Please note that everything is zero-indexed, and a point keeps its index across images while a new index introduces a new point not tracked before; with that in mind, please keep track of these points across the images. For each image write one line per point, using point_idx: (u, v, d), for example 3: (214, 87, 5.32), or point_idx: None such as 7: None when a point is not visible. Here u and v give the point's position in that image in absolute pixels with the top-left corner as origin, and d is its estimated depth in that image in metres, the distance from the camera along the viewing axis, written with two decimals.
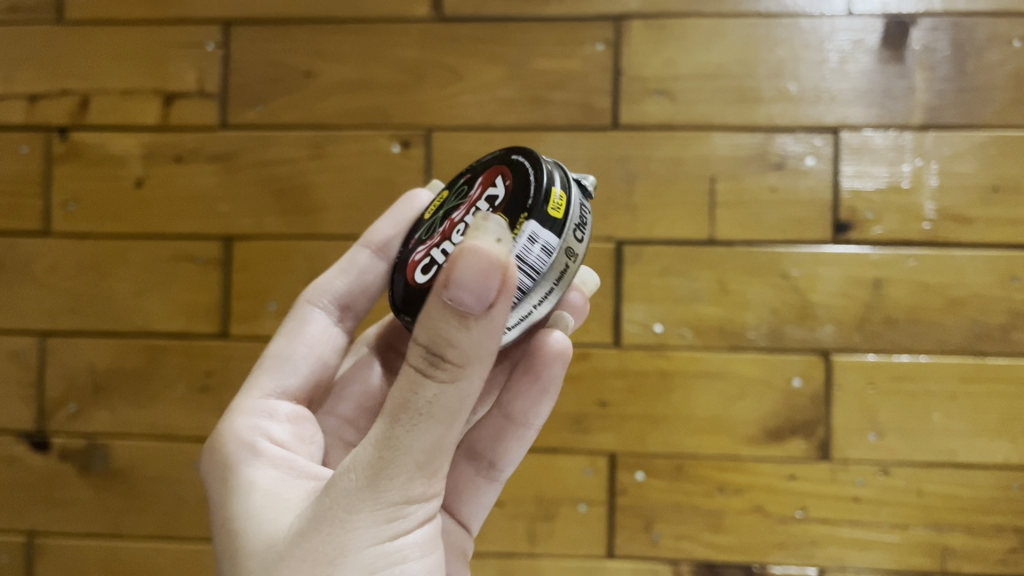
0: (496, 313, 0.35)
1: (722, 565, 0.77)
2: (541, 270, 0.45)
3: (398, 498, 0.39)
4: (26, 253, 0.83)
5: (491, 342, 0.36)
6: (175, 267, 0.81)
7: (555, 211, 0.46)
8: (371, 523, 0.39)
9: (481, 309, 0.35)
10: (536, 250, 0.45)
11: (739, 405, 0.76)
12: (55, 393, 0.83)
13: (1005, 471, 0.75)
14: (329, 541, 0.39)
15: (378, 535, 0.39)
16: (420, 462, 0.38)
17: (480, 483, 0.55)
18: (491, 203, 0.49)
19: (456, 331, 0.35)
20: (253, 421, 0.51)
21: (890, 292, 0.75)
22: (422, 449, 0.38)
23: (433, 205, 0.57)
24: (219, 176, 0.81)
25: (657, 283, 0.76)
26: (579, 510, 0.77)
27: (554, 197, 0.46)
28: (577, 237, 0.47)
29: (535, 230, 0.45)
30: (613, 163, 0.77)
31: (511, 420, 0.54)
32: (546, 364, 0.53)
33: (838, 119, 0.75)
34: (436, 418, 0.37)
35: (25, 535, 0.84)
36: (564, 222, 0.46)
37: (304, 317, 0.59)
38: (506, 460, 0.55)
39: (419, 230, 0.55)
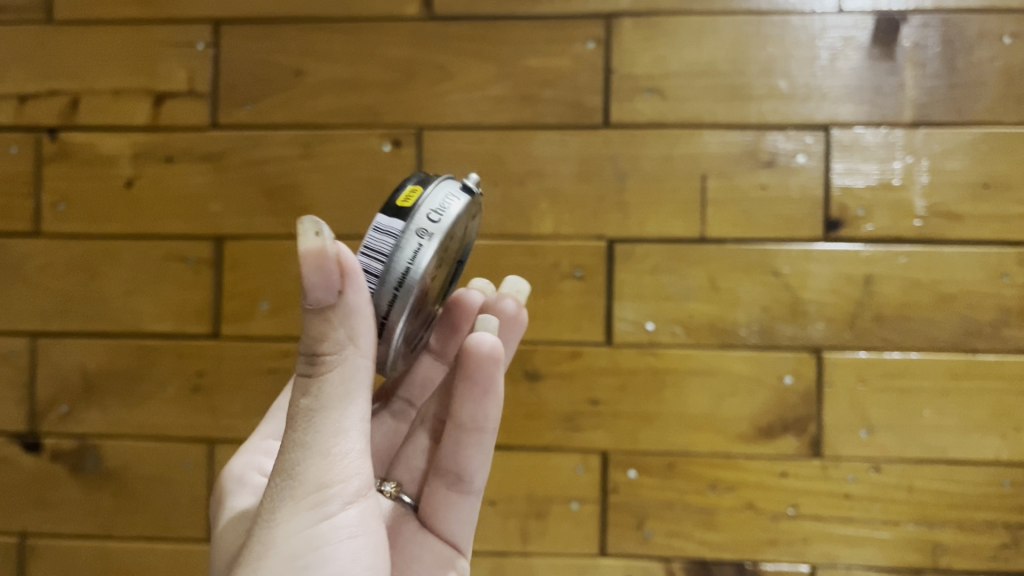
0: (348, 297, 0.41)
1: (714, 562, 0.77)
2: (384, 254, 0.45)
3: (311, 485, 0.42)
4: (16, 253, 0.83)
5: (359, 327, 0.41)
6: (166, 268, 0.81)
7: (402, 201, 0.46)
8: (291, 515, 0.42)
9: (332, 297, 0.40)
10: (378, 236, 0.45)
11: (730, 403, 0.76)
12: (47, 394, 0.83)
13: (995, 467, 0.75)
14: (256, 542, 0.42)
15: (301, 521, 0.42)
16: (323, 450, 0.42)
17: (455, 499, 0.56)
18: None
19: (320, 323, 0.41)
20: (248, 457, 0.57)
21: (881, 289, 0.75)
22: (323, 438, 0.42)
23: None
24: (209, 176, 0.81)
25: (648, 281, 0.76)
26: (571, 508, 0.77)
27: (405, 191, 0.47)
28: (431, 218, 0.45)
29: (380, 221, 0.46)
30: (603, 161, 0.77)
31: (464, 428, 0.54)
32: (479, 366, 0.50)
33: (828, 116, 0.75)
34: (327, 405, 0.42)
35: (17, 536, 0.84)
36: (411, 208, 0.46)
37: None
38: (473, 471, 0.55)
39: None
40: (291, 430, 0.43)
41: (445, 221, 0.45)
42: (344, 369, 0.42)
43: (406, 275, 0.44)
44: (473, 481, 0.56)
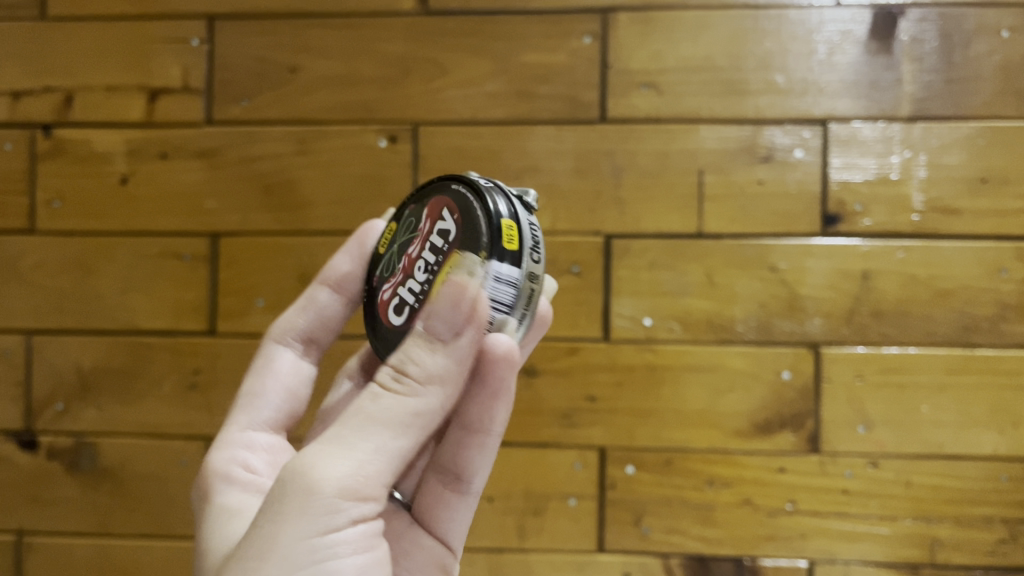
0: (463, 341, 0.42)
1: (712, 558, 0.77)
2: (508, 302, 0.45)
3: (334, 490, 0.40)
4: (11, 250, 0.82)
5: (455, 374, 0.43)
6: (162, 265, 0.81)
7: (510, 243, 0.46)
8: (303, 516, 0.40)
9: (449, 335, 0.42)
10: (498, 287, 0.45)
11: (728, 398, 0.76)
12: (43, 392, 0.82)
13: (993, 463, 0.75)
14: (261, 533, 0.40)
15: (310, 525, 0.40)
16: (355, 459, 0.41)
17: (453, 498, 0.55)
18: (444, 237, 0.49)
19: (425, 351, 0.42)
20: (229, 452, 0.53)
21: (879, 284, 0.75)
22: (361, 446, 0.41)
23: (386, 238, 0.55)
24: (204, 173, 0.80)
25: (645, 277, 0.76)
26: (569, 504, 0.77)
27: (506, 228, 0.46)
28: (535, 259, 0.47)
29: (499, 269, 0.45)
30: (600, 157, 0.76)
31: (470, 429, 0.52)
32: (496, 373, 0.48)
33: (825, 111, 0.75)
34: (384, 422, 0.41)
35: (13, 534, 0.84)
36: (520, 251, 0.46)
37: (270, 355, 0.59)
38: (472, 472, 0.54)
39: (381, 266, 0.55)
40: (336, 428, 0.42)
41: (544, 261, 0.48)
42: (421, 401, 0.42)
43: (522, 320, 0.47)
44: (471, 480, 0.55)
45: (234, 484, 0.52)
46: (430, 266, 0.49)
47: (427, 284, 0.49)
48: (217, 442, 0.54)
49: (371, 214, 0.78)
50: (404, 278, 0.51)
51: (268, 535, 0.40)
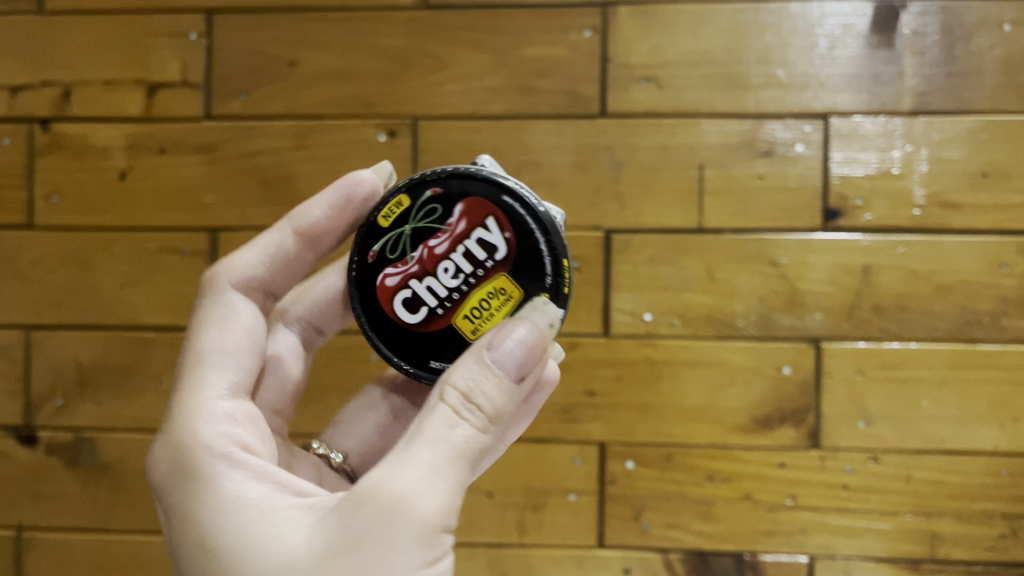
0: (526, 381, 0.44)
1: (712, 553, 0.77)
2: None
3: (438, 519, 0.41)
4: (10, 245, 0.82)
5: (511, 412, 0.45)
6: (161, 259, 0.81)
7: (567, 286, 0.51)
8: (412, 545, 0.41)
9: (517, 375, 0.44)
10: None
11: (728, 393, 0.76)
12: (42, 387, 0.82)
13: (994, 458, 0.75)
14: (370, 561, 0.40)
15: (418, 555, 0.41)
16: (450, 490, 0.42)
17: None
18: (488, 252, 0.51)
19: (494, 383, 0.43)
20: (218, 427, 0.47)
21: (880, 279, 0.75)
22: (451, 476, 0.42)
23: (390, 209, 0.52)
24: (204, 168, 0.80)
25: (645, 272, 0.76)
26: (568, 500, 0.77)
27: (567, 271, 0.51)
28: None
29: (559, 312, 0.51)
30: (599, 151, 0.76)
31: None
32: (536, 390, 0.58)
33: (826, 105, 0.75)
34: (468, 456, 0.42)
35: (13, 529, 0.83)
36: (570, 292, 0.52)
37: (230, 304, 0.53)
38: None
39: (378, 240, 0.52)
40: (420, 454, 0.42)
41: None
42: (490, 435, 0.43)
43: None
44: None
45: (241, 466, 0.45)
46: (466, 273, 0.51)
47: (457, 291, 0.51)
48: (202, 416, 0.47)
49: None
50: (419, 272, 0.51)
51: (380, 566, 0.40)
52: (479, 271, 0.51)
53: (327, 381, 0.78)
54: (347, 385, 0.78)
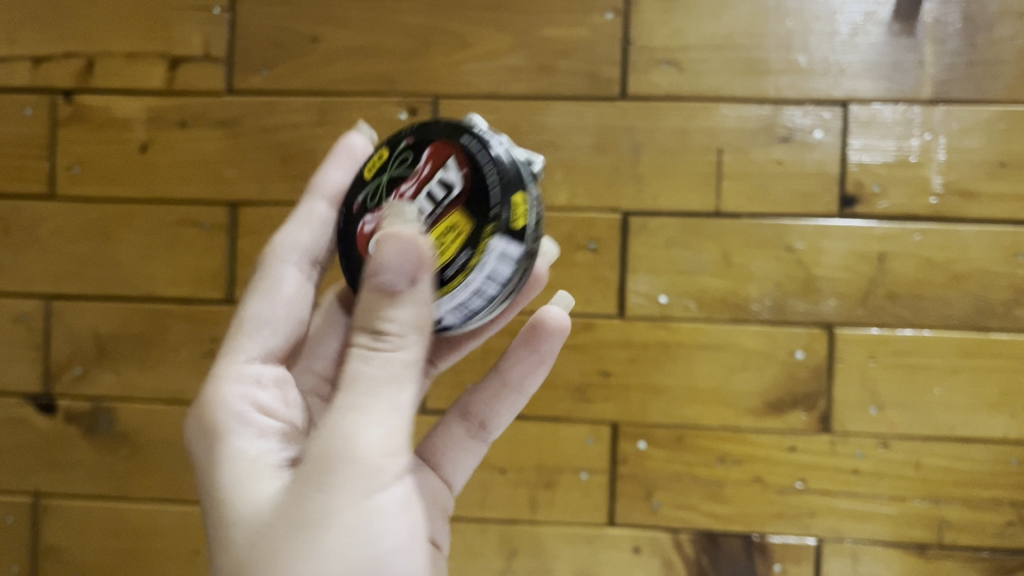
0: (421, 290, 0.42)
1: (721, 534, 0.78)
2: (502, 282, 0.46)
3: (376, 451, 0.41)
4: (32, 215, 0.83)
5: (424, 318, 0.42)
6: (180, 233, 0.81)
7: (519, 219, 0.46)
8: (359, 473, 0.41)
9: (404, 285, 0.41)
10: (499, 265, 0.46)
11: (740, 376, 0.76)
12: (62, 356, 0.83)
13: (1003, 445, 0.76)
14: (315, 500, 0.41)
15: (362, 489, 0.41)
16: (381, 418, 0.42)
17: (476, 447, 0.61)
18: (445, 193, 0.47)
19: (388, 308, 0.41)
20: (240, 388, 0.51)
21: (894, 266, 0.75)
22: (378, 403, 0.41)
23: (373, 163, 0.51)
24: (225, 142, 0.81)
25: (662, 255, 0.76)
26: (580, 478, 0.78)
27: (517, 204, 0.46)
28: (535, 232, 0.47)
29: (502, 247, 0.45)
30: (618, 134, 0.77)
31: (506, 385, 0.60)
32: (546, 338, 0.58)
33: (846, 92, 0.75)
34: (386, 379, 0.41)
35: (30, 496, 0.84)
36: (526, 229, 0.46)
37: (277, 275, 0.56)
38: (500, 423, 0.61)
39: (361, 190, 0.51)
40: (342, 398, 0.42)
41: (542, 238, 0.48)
42: (413, 353, 0.43)
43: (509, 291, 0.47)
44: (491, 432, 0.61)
45: (248, 425, 0.49)
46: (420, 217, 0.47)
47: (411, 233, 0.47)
48: (226, 377, 0.51)
49: None
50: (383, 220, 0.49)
51: (325, 531, 0.41)
52: (437, 211, 0.47)
53: None
54: None
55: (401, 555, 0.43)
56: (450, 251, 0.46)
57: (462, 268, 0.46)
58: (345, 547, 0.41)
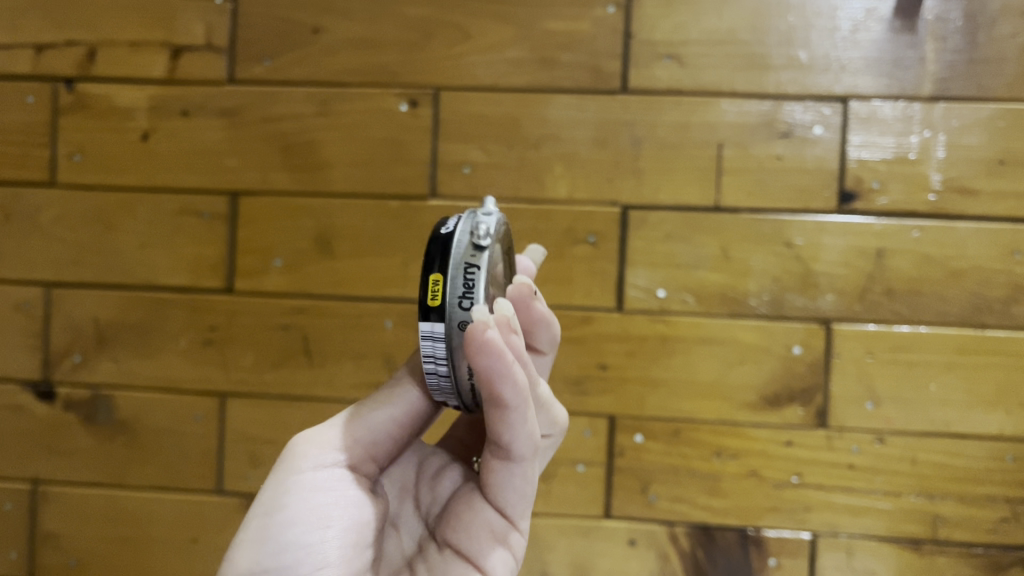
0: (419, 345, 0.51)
1: (717, 527, 0.78)
2: (445, 358, 0.44)
3: (311, 441, 0.48)
4: (33, 202, 0.83)
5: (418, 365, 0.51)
6: (181, 222, 0.82)
7: (430, 298, 0.43)
8: (288, 456, 0.48)
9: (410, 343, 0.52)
10: (432, 345, 0.44)
11: (738, 371, 0.77)
12: (61, 343, 0.83)
13: (998, 442, 0.76)
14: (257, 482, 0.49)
15: (283, 467, 0.47)
16: (336, 423, 0.49)
17: (513, 469, 0.47)
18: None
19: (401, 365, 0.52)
20: None
21: (892, 263, 0.75)
22: (345, 415, 0.50)
23: None
24: (226, 132, 0.81)
25: (661, 249, 0.77)
26: (576, 471, 0.78)
27: (431, 283, 0.44)
28: (467, 304, 0.43)
29: (422, 329, 0.43)
30: (619, 128, 0.77)
31: (491, 408, 0.44)
32: (471, 356, 0.41)
33: (846, 88, 0.75)
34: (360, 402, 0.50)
35: (28, 482, 0.85)
36: (444, 306, 0.43)
37: None
38: (513, 443, 0.45)
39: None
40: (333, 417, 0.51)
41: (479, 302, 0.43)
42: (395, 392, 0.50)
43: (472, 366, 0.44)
44: (518, 454, 0.46)
45: None
46: None
47: None
48: None
49: (390, 177, 0.79)
50: None
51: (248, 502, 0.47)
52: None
53: (342, 346, 0.80)
54: (364, 351, 0.79)
55: (295, 529, 0.45)
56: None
57: None
58: (251, 514, 0.46)
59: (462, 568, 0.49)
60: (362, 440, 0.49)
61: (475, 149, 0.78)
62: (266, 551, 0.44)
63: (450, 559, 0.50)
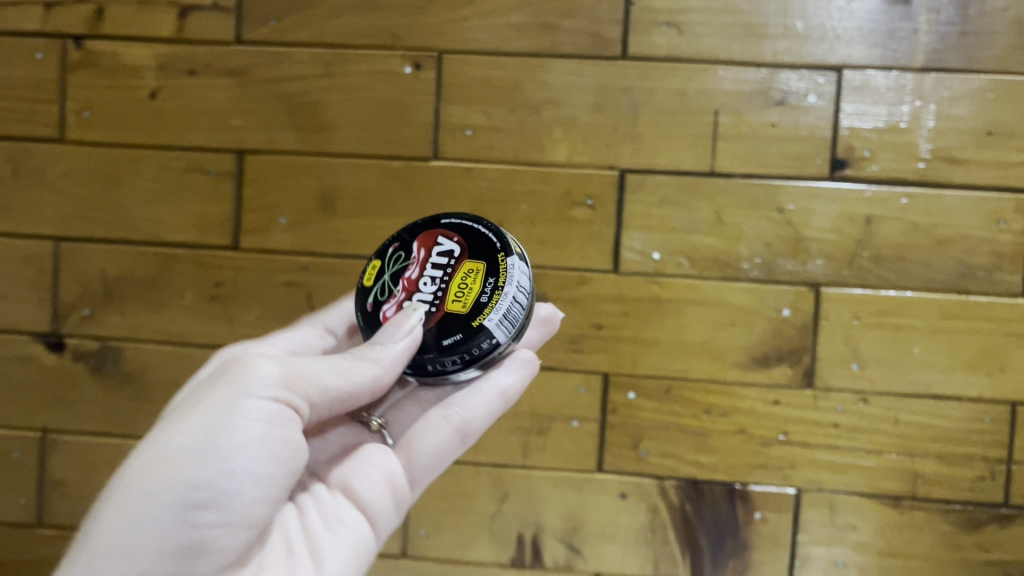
0: (401, 340, 0.54)
1: (705, 482, 0.81)
2: (525, 290, 0.57)
3: (273, 374, 0.50)
4: (42, 157, 0.85)
5: (394, 357, 0.54)
6: (187, 179, 0.83)
7: (514, 247, 0.58)
8: (245, 381, 0.49)
9: (394, 333, 0.54)
10: (519, 277, 0.56)
11: (728, 332, 0.79)
12: (70, 297, 0.85)
13: (978, 404, 0.79)
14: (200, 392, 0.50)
15: (239, 389, 0.49)
16: (298, 371, 0.51)
17: (449, 449, 0.60)
18: (450, 256, 0.58)
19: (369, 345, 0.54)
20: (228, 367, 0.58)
21: (881, 229, 0.78)
22: (309, 366, 0.52)
23: (369, 271, 0.60)
24: (232, 91, 0.82)
25: (657, 213, 0.79)
26: (570, 426, 0.81)
27: (511, 241, 0.59)
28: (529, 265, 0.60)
29: (518, 262, 0.57)
30: (619, 93, 0.79)
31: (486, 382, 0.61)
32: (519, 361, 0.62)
33: (841, 58, 0.77)
34: (326, 365, 0.52)
35: (38, 430, 0.87)
36: (523, 256, 0.59)
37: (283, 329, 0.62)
38: (472, 421, 0.60)
39: (367, 295, 0.59)
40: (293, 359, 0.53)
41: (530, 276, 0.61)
42: (360, 371, 0.53)
43: (528, 312, 0.58)
44: (468, 436, 0.61)
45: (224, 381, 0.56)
46: (439, 278, 0.57)
47: (438, 290, 0.57)
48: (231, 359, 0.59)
49: (393, 138, 0.81)
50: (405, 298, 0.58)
51: (196, 413, 0.48)
52: (449, 271, 0.57)
53: None
54: None
55: (240, 459, 0.47)
56: (473, 290, 0.56)
57: (490, 291, 0.55)
58: (200, 424, 0.47)
59: (357, 514, 0.55)
60: (316, 403, 0.51)
61: (477, 112, 0.80)
62: (211, 469, 0.46)
63: (344, 502, 0.55)
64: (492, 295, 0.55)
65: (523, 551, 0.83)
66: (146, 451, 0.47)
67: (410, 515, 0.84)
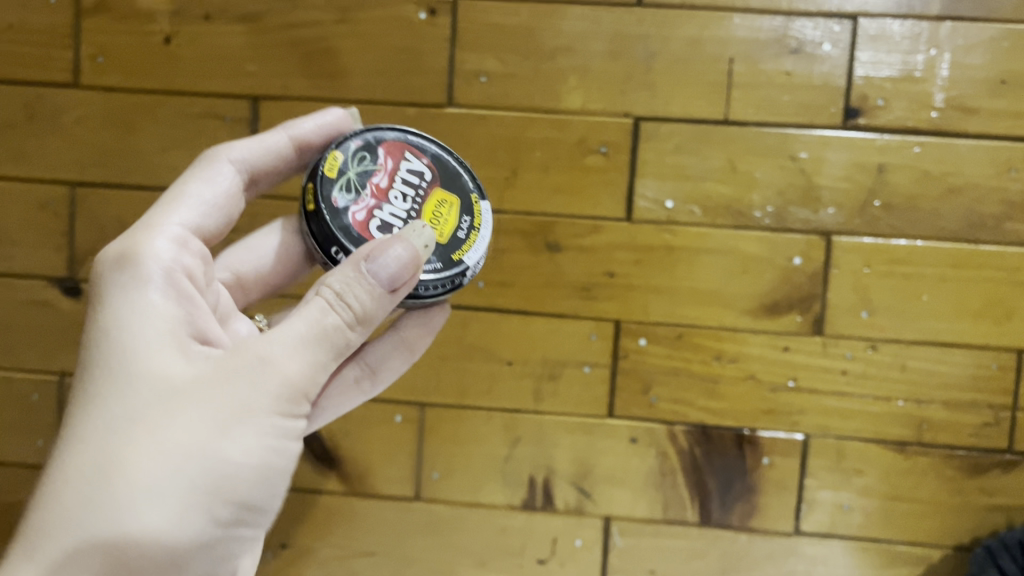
0: (397, 292, 0.50)
1: (714, 428, 0.82)
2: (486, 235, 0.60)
3: (304, 384, 0.47)
4: (57, 103, 0.85)
5: (384, 310, 0.50)
6: (202, 125, 0.84)
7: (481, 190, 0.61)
8: (281, 398, 0.47)
9: (388, 288, 0.49)
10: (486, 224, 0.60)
11: (739, 279, 0.80)
12: (86, 242, 0.86)
13: (985, 352, 0.80)
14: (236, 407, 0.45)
15: (281, 407, 0.47)
16: (317, 370, 0.48)
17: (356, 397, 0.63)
18: (422, 176, 0.58)
19: (364, 292, 0.48)
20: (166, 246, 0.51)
21: (893, 178, 0.78)
22: (320, 354, 0.48)
23: (331, 163, 0.56)
24: (246, 37, 0.82)
25: (670, 161, 0.79)
26: (581, 372, 0.82)
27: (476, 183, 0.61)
28: None
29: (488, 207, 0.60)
30: (634, 41, 0.79)
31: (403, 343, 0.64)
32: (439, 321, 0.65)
33: (856, 6, 0.77)
34: (332, 347, 0.48)
35: (57, 373, 0.88)
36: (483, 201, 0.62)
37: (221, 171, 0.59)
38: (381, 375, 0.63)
39: (331, 189, 0.55)
40: (295, 331, 0.47)
41: None
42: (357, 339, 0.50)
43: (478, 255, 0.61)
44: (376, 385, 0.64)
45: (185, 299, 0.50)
46: (412, 196, 0.57)
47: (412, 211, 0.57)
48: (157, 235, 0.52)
49: (408, 85, 0.81)
50: (377, 205, 0.56)
51: (247, 426, 0.46)
52: (423, 193, 0.58)
53: None
54: None
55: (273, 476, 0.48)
56: (450, 222, 0.57)
57: (468, 229, 0.58)
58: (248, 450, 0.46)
59: None
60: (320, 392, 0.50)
61: (491, 59, 0.80)
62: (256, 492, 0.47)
63: None
64: (472, 234, 0.58)
65: (534, 494, 0.84)
66: (197, 460, 0.44)
67: (423, 458, 0.85)
